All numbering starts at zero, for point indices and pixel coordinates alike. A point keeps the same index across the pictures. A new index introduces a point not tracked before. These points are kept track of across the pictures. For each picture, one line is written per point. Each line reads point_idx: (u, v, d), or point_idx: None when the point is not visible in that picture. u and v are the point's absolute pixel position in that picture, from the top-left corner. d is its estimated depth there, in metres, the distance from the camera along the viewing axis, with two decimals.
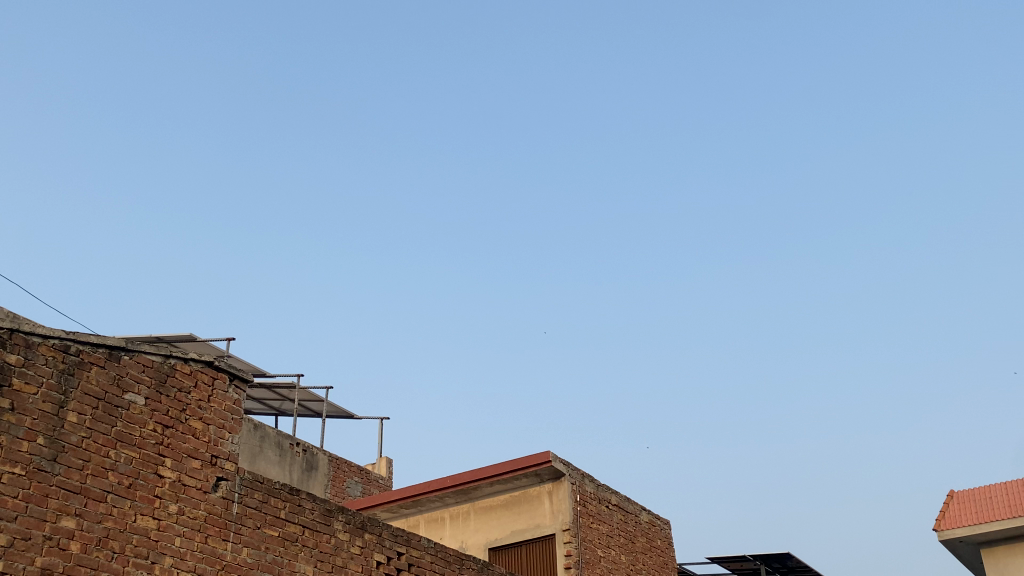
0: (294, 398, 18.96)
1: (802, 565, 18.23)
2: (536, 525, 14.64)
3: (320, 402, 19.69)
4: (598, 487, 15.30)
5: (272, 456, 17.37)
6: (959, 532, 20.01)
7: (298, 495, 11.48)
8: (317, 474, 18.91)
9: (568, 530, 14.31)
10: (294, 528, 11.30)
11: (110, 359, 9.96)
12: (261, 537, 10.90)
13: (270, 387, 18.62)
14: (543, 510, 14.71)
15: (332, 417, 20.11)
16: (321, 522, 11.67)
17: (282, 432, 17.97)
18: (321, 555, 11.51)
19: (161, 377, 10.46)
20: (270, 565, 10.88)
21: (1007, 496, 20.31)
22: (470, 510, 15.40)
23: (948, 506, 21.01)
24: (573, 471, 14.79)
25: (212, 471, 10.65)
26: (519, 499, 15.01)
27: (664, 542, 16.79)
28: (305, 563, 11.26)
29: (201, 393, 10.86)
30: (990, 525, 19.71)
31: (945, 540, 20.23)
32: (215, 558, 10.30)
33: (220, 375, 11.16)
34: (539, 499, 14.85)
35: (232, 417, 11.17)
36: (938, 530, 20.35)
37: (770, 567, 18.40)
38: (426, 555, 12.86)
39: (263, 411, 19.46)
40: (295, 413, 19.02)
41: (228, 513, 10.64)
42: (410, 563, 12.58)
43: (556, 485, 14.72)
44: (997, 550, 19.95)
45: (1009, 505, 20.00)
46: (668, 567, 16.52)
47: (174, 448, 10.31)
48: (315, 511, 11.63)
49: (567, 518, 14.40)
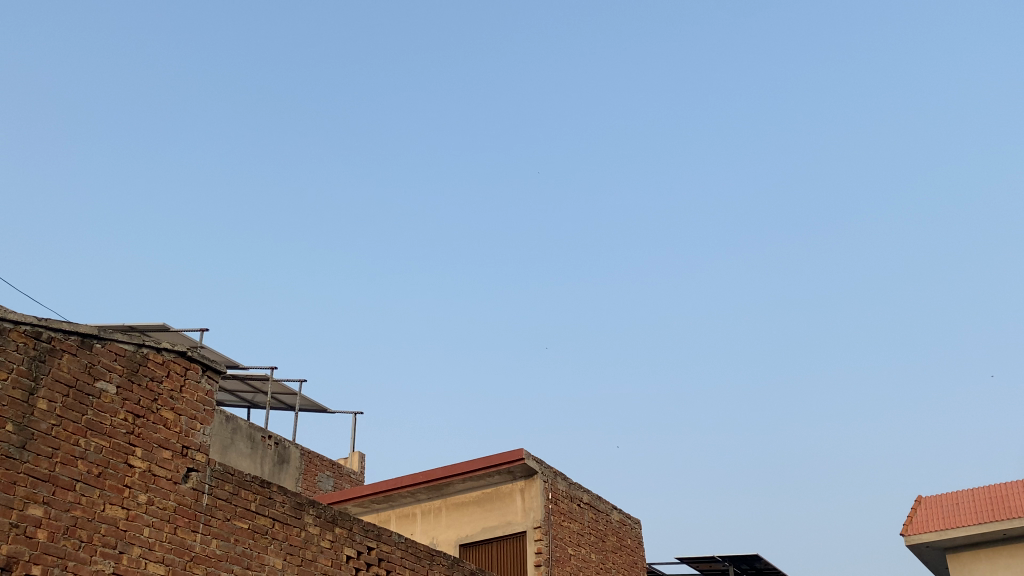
0: (267, 390, 18.87)
1: (770, 566, 18.39)
2: (507, 522, 14.69)
3: (293, 395, 19.60)
4: (570, 485, 15.36)
5: (243, 449, 17.28)
6: (927, 537, 20.24)
7: (269, 487, 11.44)
8: (288, 467, 18.84)
9: (539, 528, 14.36)
10: (264, 521, 11.27)
11: (82, 347, 9.89)
12: (231, 529, 10.87)
13: (243, 379, 18.53)
14: (515, 507, 14.75)
15: (304, 411, 20.02)
16: (292, 515, 11.64)
17: (255, 424, 17.88)
18: (291, 548, 11.49)
19: (133, 366, 10.39)
20: (239, 558, 10.84)
21: (973, 503, 20.57)
22: (442, 506, 15.42)
23: (916, 511, 21.26)
24: (546, 469, 14.83)
25: (183, 462, 10.60)
26: (491, 496, 15.04)
27: (634, 541, 16.88)
28: (274, 556, 11.24)
29: (173, 383, 10.79)
30: (957, 531, 19.98)
31: (912, 544, 20.46)
32: (184, 549, 10.26)
33: (193, 365, 11.10)
34: (511, 496, 14.88)
35: (204, 408, 11.12)
36: (906, 534, 20.57)
37: (738, 569, 18.54)
38: (397, 550, 12.84)
39: (235, 403, 19.38)
40: (268, 406, 18.94)
41: (198, 505, 10.59)
42: (380, 558, 12.58)
43: (529, 482, 14.77)
44: (962, 556, 20.24)
45: (976, 511, 20.27)
46: (637, 567, 16.61)
47: (145, 438, 10.24)
48: (285, 504, 11.60)
49: (538, 515, 14.44)
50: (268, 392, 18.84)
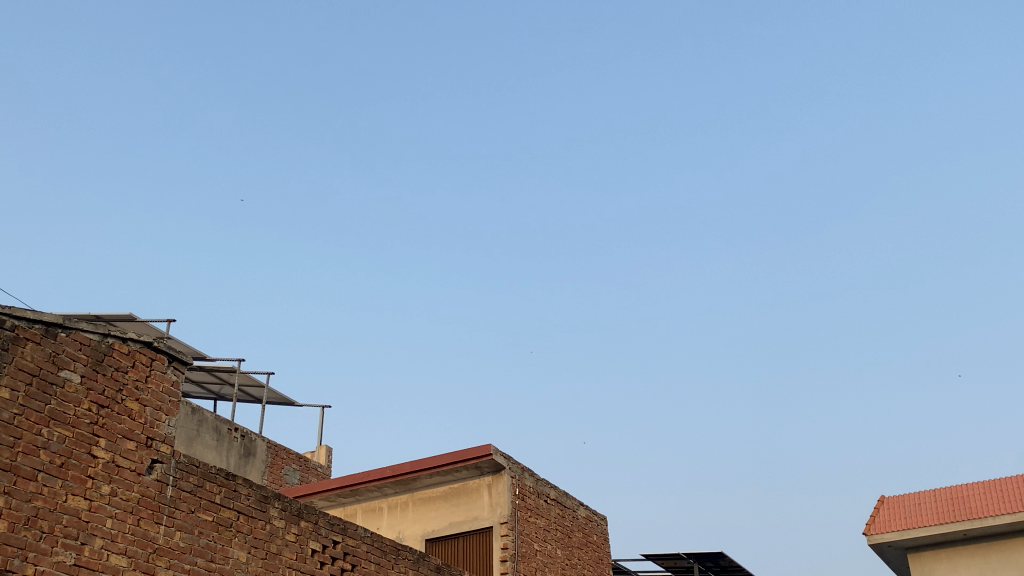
0: (234, 382, 18.74)
1: (734, 564, 18.57)
2: (474, 518, 14.71)
3: (260, 388, 19.48)
4: (537, 481, 15.41)
5: (209, 441, 17.15)
6: (889, 537, 20.52)
7: (234, 480, 11.38)
8: (254, 460, 18.74)
9: (506, 523, 14.40)
10: (229, 513, 11.20)
11: (46, 336, 9.78)
12: (195, 521, 10.80)
13: (209, 370, 18.37)
14: (481, 503, 14.77)
15: (271, 403, 19.90)
16: (257, 508, 11.58)
17: (221, 417, 17.75)
18: (255, 541, 11.43)
19: (97, 356, 10.29)
20: (203, 550, 10.78)
21: (935, 504, 20.89)
22: (409, 501, 15.43)
23: (879, 510, 21.56)
24: (513, 464, 14.86)
25: (147, 453, 10.51)
26: (458, 490, 15.06)
27: (600, 538, 16.98)
28: (238, 549, 11.18)
29: (138, 373, 10.70)
30: (918, 531, 20.28)
31: (874, 544, 20.74)
32: (147, 541, 10.18)
33: (158, 356, 11.00)
34: (478, 492, 14.91)
35: (169, 399, 11.03)
36: (868, 534, 20.85)
37: (703, 566, 18.71)
38: (362, 544, 12.83)
39: (201, 394, 19.23)
40: (234, 398, 18.81)
41: (162, 496, 10.52)
42: (346, 552, 12.56)
43: (496, 478, 14.80)
44: (924, 555, 20.55)
45: (937, 512, 20.57)
46: (602, 563, 16.71)
47: (108, 429, 10.15)
48: (250, 497, 11.54)
49: (505, 511, 14.48)
50: (235, 384, 18.71)
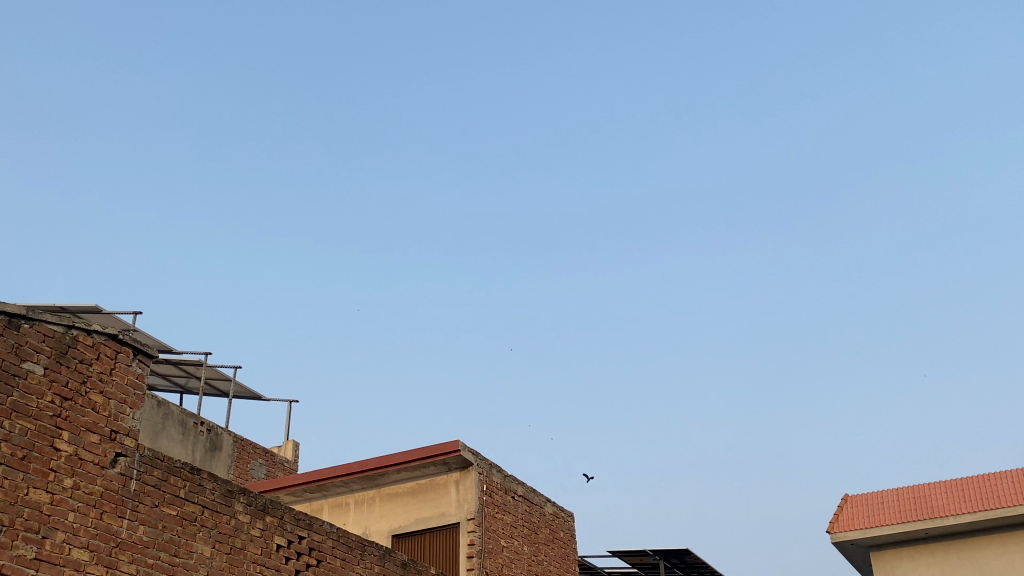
0: (200, 375, 18.59)
1: (699, 561, 18.74)
2: (441, 514, 14.72)
3: (227, 381, 19.34)
4: (504, 477, 15.45)
5: (174, 434, 17.02)
6: (851, 535, 20.78)
7: (199, 474, 11.31)
8: (220, 455, 18.62)
9: (472, 519, 14.43)
10: (193, 508, 11.13)
11: (9, 327, 9.67)
12: (159, 515, 10.72)
13: (175, 363, 18.21)
14: (449, 499, 14.79)
15: (238, 397, 19.78)
16: (222, 503, 11.52)
17: (187, 411, 17.61)
18: (219, 536, 11.37)
19: (62, 348, 10.18)
20: (166, 545, 10.71)
21: (897, 503, 21.20)
22: (376, 496, 15.42)
23: (842, 509, 21.84)
24: (480, 460, 14.89)
25: (111, 446, 10.42)
26: (425, 486, 15.07)
27: (567, 534, 17.05)
28: (202, 544, 11.12)
29: (103, 366, 10.60)
30: (880, 530, 20.57)
31: (838, 542, 21.01)
32: (109, 535, 10.09)
33: (123, 349, 10.91)
34: (445, 488, 14.92)
35: (133, 392, 10.93)
36: (832, 532, 21.11)
37: (668, 563, 18.86)
38: (328, 540, 12.79)
39: (167, 388, 19.07)
40: (201, 392, 18.66)
41: (125, 490, 10.43)
42: (311, 548, 12.52)
43: (464, 474, 14.83)
44: (885, 554, 20.86)
45: (900, 511, 20.88)
46: (568, 560, 16.79)
47: (72, 422, 10.04)
48: (215, 491, 11.47)
49: (472, 507, 14.52)
50: (202, 377, 18.56)
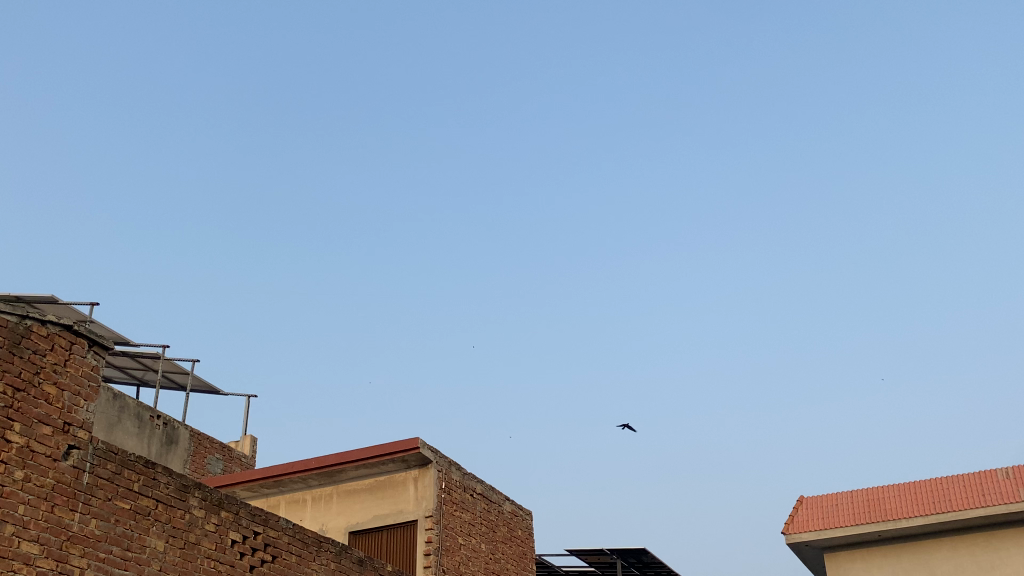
0: (158, 368, 18.37)
1: (656, 561, 18.91)
2: (399, 511, 14.71)
3: (185, 374, 19.14)
4: (463, 475, 15.47)
5: (130, 428, 16.81)
6: (806, 537, 21.09)
7: (153, 468, 11.20)
8: (176, 449, 18.42)
9: (430, 517, 14.44)
10: (147, 502, 11.01)
11: None
12: (111, 509, 10.59)
13: (132, 356, 17.98)
14: (407, 496, 14.78)
15: (196, 391, 19.57)
16: (176, 497, 11.40)
17: (143, 404, 17.40)
18: (174, 530, 11.26)
19: (15, 338, 10.02)
20: (119, 539, 10.59)
21: (852, 505, 21.54)
22: (333, 493, 15.36)
23: (798, 511, 22.15)
24: (440, 458, 14.90)
25: (63, 438, 10.27)
26: (384, 483, 15.04)
27: (525, 533, 17.12)
28: (156, 538, 11.01)
29: (57, 357, 10.44)
30: (835, 532, 20.88)
31: (792, 543, 21.30)
32: (60, 528, 9.95)
33: (78, 340, 10.76)
34: (404, 485, 14.91)
35: (88, 384, 10.80)
36: (787, 533, 21.39)
37: (626, 562, 19.01)
38: (284, 536, 12.72)
39: (124, 380, 18.83)
40: (157, 385, 18.45)
41: (77, 483, 10.28)
42: (267, 543, 12.44)
43: (422, 471, 14.82)
44: (839, 556, 21.21)
45: (854, 513, 21.21)
46: (526, 558, 16.86)
47: (24, 413, 9.90)
48: (170, 485, 11.36)
49: (430, 504, 14.52)
50: (159, 370, 18.34)
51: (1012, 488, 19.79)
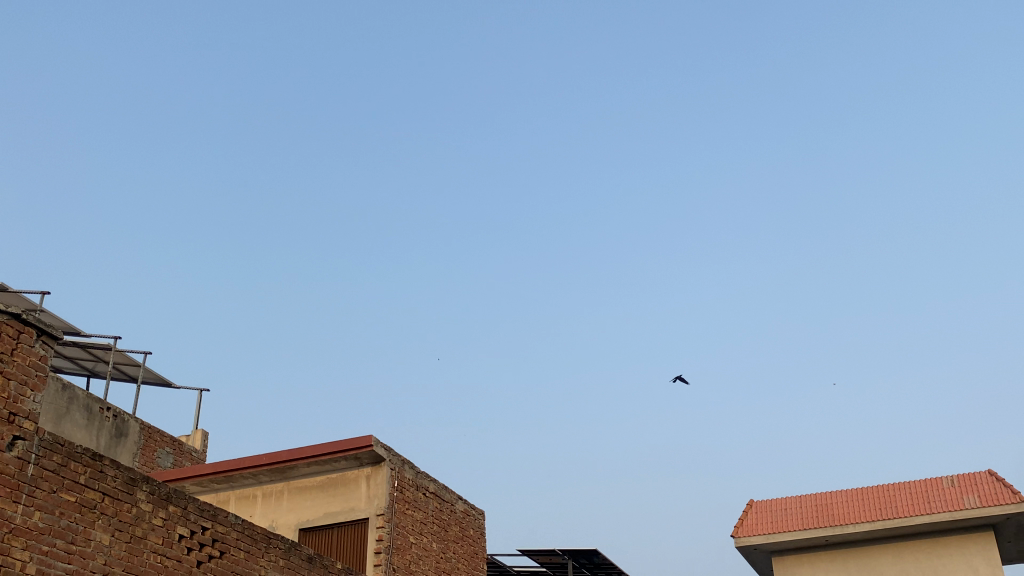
0: (109, 359, 18.12)
1: (606, 562, 19.06)
2: (350, 509, 14.68)
3: (136, 366, 18.90)
4: (416, 473, 15.48)
5: (79, 419, 16.57)
6: (755, 540, 21.40)
7: (100, 461, 11.06)
8: (126, 442, 18.20)
9: (382, 515, 14.43)
10: (93, 495, 10.87)
11: None
12: (56, 501, 10.43)
13: (82, 346, 17.72)
14: (359, 494, 14.75)
15: (147, 383, 19.34)
16: (123, 490, 11.28)
17: (93, 395, 17.16)
18: (120, 524, 11.14)
19: None
20: (63, 531, 10.45)
21: (800, 510, 21.90)
22: (284, 489, 15.29)
23: (747, 514, 22.48)
24: (393, 456, 14.90)
25: (9, 429, 10.10)
26: (336, 481, 14.99)
27: (477, 532, 17.17)
28: (101, 532, 10.88)
29: (4, 346, 10.27)
30: (783, 536, 21.20)
31: (741, 546, 21.59)
32: (3, 520, 9.79)
33: (26, 329, 10.59)
34: (356, 483, 14.88)
35: (36, 373, 10.64)
36: (736, 536, 21.68)
37: (577, 563, 19.15)
38: (232, 531, 12.63)
39: (73, 370, 18.55)
40: (108, 376, 18.20)
41: (22, 475, 10.12)
42: (215, 539, 12.35)
43: (375, 469, 14.81)
44: (786, 559, 21.58)
45: (802, 518, 21.57)
46: (477, 557, 16.91)
47: None
48: (117, 479, 11.23)
49: (382, 503, 14.51)
50: (110, 361, 18.09)
51: (956, 496, 20.26)
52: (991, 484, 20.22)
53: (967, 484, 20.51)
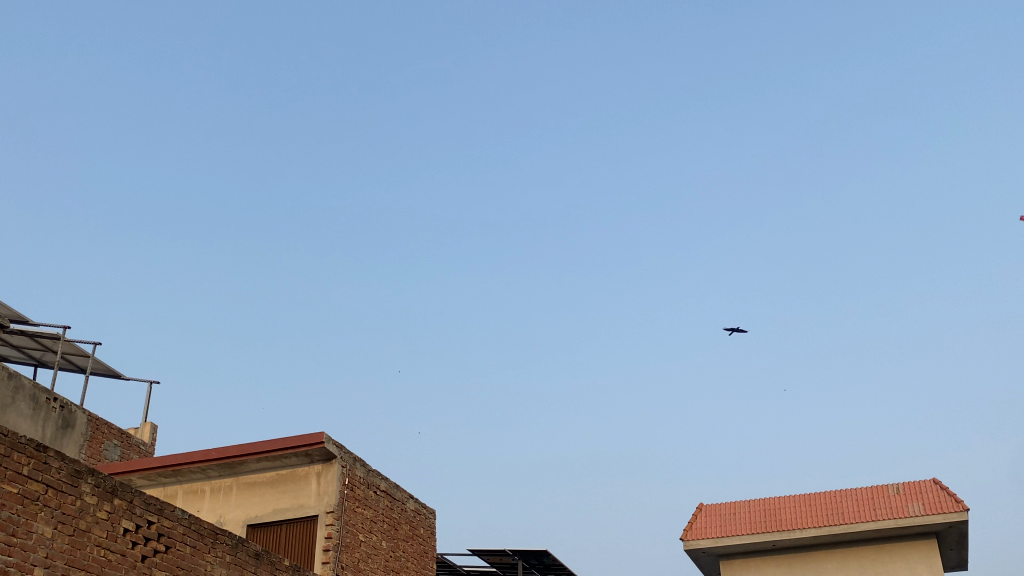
0: (57, 349, 17.84)
1: (556, 563, 19.20)
2: (300, 506, 14.62)
3: (85, 357, 18.63)
4: (367, 472, 15.46)
5: (24, 409, 16.31)
6: (703, 544, 21.69)
7: (44, 452, 10.90)
8: (72, 433, 17.93)
9: (332, 513, 14.40)
10: (36, 486, 10.71)
11: None
12: None
13: (30, 335, 17.42)
14: (309, 491, 14.70)
15: (96, 374, 19.07)
16: (67, 483, 11.12)
17: (40, 385, 16.89)
18: (63, 517, 10.99)
19: None
20: (4, 523, 10.28)
21: (748, 514, 22.24)
22: (233, 485, 15.19)
23: (697, 517, 22.77)
24: (344, 454, 14.87)
25: None
26: (286, 477, 14.93)
27: (427, 531, 17.20)
28: (43, 524, 10.72)
29: None
30: (731, 540, 21.52)
31: (690, 549, 21.86)
32: None
33: None
34: (306, 479, 14.82)
35: None
36: (685, 539, 21.96)
37: (527, 563, 19.26)
38: (179, 526, 12.53)
39: (20, 359, 18.24)
40: (55, 366, 17.91)
41: None
42: (160, 533, 12.23)
43: (326, 466, 14.76)
44: (734, 562, 21.90)
45: (750, 522, 21.90)
46: (426, 556, 16.94)
47: None
48: (61, 470, 11.08)
49: (332, 500, 14.48)
50: (58, 351, 17.81)
51: (901, 504, 20.71)
52: (935, 492, 20.71)
53: (911, 492, 20.99)
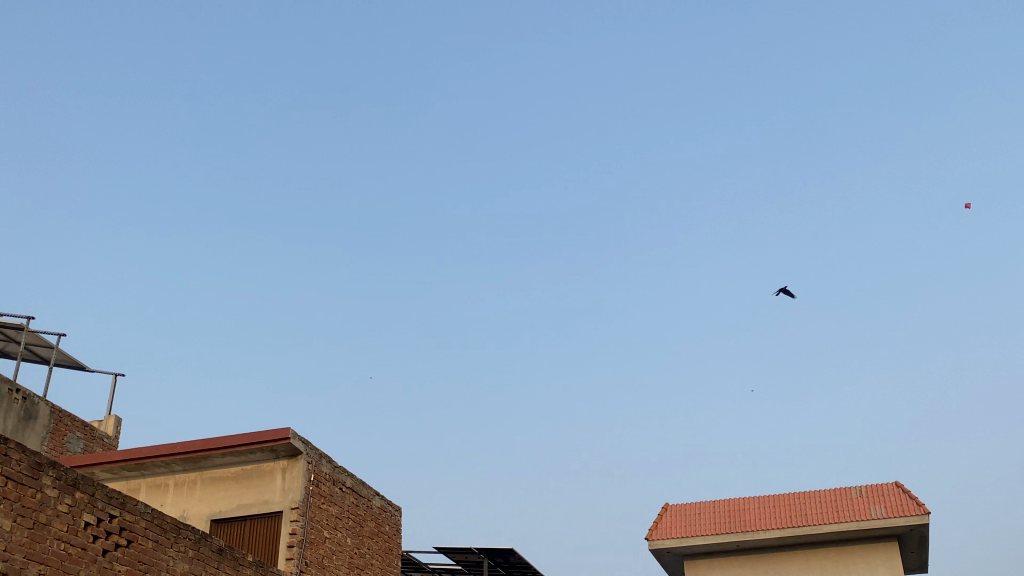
0: (20, 340, 17.63)
1: (522, 561, 19.26)
2: (264, 501, 14.58)
3: (49, 348, 18.43)
4: (333, 468, 15.44)
5: None
6: (668, 544, 21.87)
7: (5, 444, 10.78)
8: (34, 425, 17.73)
9: (296, 509, 14.36)
10: None
11: None
12: None
13: None
14: (274, 486, 14.65)
15: (60, 365, 18.87)
16: (28, 475, 11.01)
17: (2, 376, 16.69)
18: (23, 509, 10.88)
19: None
20: None
21: (713, 514, 22.45)
22: (197, 479, 15.11)
23: (662, 517, 22.95)
24: (310, 450, 14.84)
25: None
26: (251, 473, 14.87)
27: (392, 528, 17.20)
28: (2, 517, 10.60)
29: None
30: (695, 540, 21.72)
31: (655, 549, 22.03)
32: None
33: None
34: (271, 475, 14.77)
35: None
36: (650, 539, 22.12)
37: (493, 561, 19.30)
38: (141, 520, 12.45)
39: None
40: (19, 357, 17.71)
41: None
42: (122, 527, 12.15)
43: (292, 462, 14.72)
44: (698, 562, 22.11)
45: (715, 522, 22.11)
46: (391, 553, 16.94)
47: None
48: (22, 463, 10.96)
49: (297, 496, 14.44)
50: (21, 342, 17.60)
51: (863, 506, 21.01)
52: (897, 495, 21.02)
53: (874, 494, 21.29)
